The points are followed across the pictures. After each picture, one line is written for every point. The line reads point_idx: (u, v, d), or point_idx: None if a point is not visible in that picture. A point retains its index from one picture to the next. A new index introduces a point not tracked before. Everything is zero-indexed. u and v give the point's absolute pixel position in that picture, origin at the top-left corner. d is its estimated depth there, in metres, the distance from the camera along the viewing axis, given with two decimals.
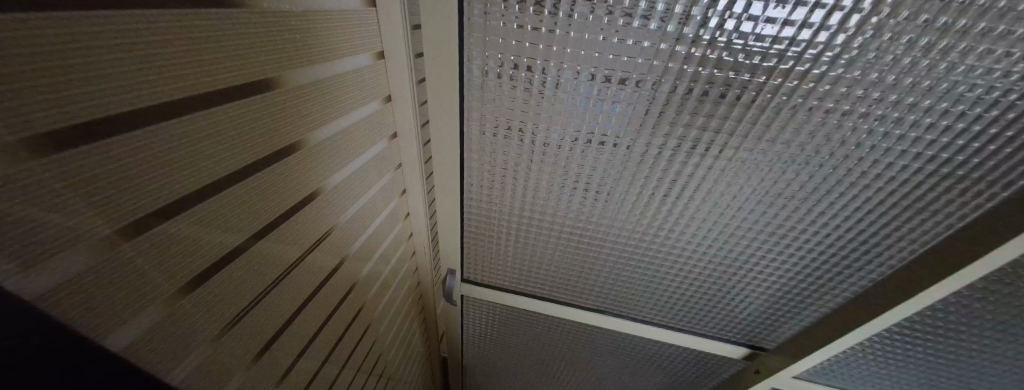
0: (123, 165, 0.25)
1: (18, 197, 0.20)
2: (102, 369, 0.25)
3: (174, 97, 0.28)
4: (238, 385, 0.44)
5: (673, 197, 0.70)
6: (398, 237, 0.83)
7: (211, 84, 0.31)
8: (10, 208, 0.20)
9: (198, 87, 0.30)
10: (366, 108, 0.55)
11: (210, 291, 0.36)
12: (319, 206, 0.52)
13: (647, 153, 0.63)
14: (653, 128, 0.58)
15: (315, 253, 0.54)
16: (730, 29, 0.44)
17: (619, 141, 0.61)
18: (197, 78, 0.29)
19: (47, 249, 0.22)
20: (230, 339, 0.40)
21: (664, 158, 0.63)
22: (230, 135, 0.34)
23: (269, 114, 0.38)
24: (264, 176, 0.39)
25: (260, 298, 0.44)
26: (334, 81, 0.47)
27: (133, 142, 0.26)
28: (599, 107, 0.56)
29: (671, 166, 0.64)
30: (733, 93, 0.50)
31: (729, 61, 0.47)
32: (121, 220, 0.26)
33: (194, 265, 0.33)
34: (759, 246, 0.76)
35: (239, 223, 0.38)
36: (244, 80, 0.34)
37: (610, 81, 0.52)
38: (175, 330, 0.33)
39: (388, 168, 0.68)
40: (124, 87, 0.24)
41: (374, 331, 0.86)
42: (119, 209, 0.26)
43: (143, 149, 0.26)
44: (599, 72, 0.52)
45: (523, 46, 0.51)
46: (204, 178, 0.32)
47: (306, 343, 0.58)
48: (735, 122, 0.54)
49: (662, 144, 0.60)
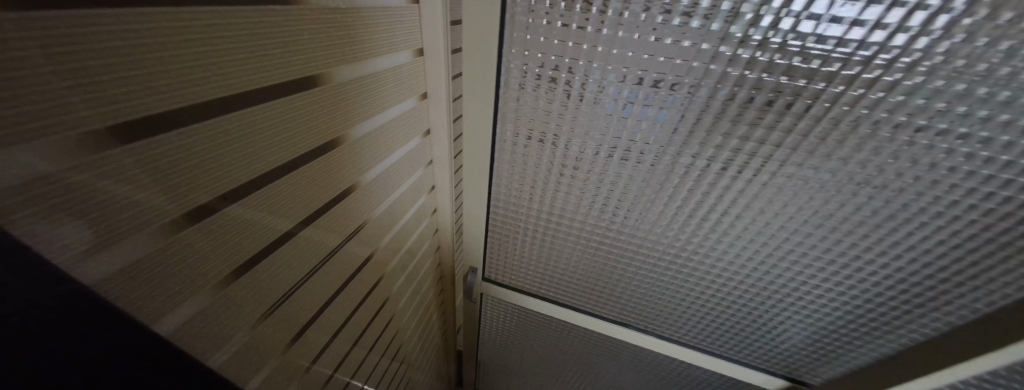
0: (176, 160, 0.26)
1: (75, 187, 0.21)
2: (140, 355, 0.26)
3: (229, 95, 0.28)
4: (272, 370, 0.45)
5: (717, 213, 0.65)
6: (424, 232, 0.84)
7: (263, 80, 0.31)
8: (66, 199, 0.21)
9: (250, 83, 0.30)
10: (402, 105, 0.55)
11: (252, 281, 0.37)
12: (355, 201, 0.52)
13: (693, 165, 0.58)
14: (702, 139, 0.53)
15: (349, 246, 0.55)
16: (805, 32, 0.39)
17: (663, 150, 0.57)
18: (247, 74, 0.29)
19: (100, 237, 0.23)
20: (268, 326, 0.42)
21: (711, 172, 0.58)
22: (280, 130, 0.34)
23: (314, 110, 0.38)
24: (306, 171, 0.40)
25: (297, 288, 0.45)
26: (375, 78, 0.47)
27: (188, 137, 0.26)
28: (644, 113, 0.52)
29: (719, 180, 0.59)
30: (801, 103, 0.45)
31: (802, 68, 0.42)
32: (176, 211, 0.27)
33: (239, 254, 0.34)
34: (813, 274, 0.69)
35: (282, 216, 0.38)
36: (294, 76, 0.34)
37: (659, 86, 0.49)
38: (220, 317, 0.34)
39: (420, 165, 0.68)
40: (187, 83, 0.25)
41: (396, 323, 0.88)
42: (174, 201, 0.27)
43: (198, 143, 0.27)
44: (648, 76, 0.48)
45: (565, 46, 0.49)
46: (253, 172, 0.33)
47: (334, 332, 0.59)
48: (800, 137, 0.49)
49: (710, 156, 0.55)
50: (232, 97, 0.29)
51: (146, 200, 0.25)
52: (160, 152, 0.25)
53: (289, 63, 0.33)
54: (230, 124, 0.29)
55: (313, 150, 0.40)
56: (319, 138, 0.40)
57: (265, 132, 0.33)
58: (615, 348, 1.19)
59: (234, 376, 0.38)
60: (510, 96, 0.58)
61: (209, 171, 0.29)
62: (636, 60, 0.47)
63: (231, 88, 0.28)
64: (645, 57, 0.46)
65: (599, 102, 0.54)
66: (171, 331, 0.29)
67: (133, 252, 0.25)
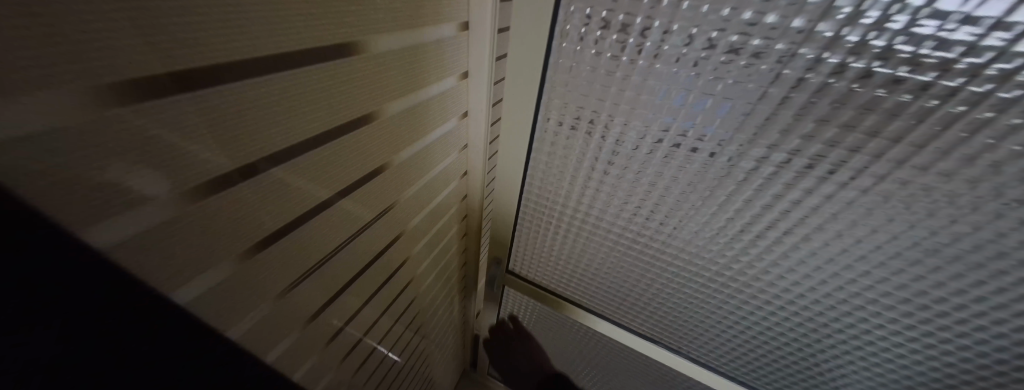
0: (192, 127, 0.24)
1: (93, 148, 0.20)
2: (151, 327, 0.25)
3: (255, 57, 0.26)
4: (291, 345, 0.45)
5: (792, 236, 0.54)
6: (452, 218, 0.81)
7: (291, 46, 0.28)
8: (86, 160, 0.20)
9: (278, 47, 0.27)
10: (441, 83, 0.51)
11: (276, 255, 0.36)
12: (385, 181, 0.50)
13: (773, 178, 0.48)
14: (791, 147, 0.43)
15: (377, 227, 0.54)
16: (983, 15, 0.28)
17: (736, 157, 0.47)
18: (275, 37, 0.27)
19: (110, 205, 0.22)
20: (289, 302, 0.41)
21: (796, 188, 0.47)
22: (310, 101, 0.32)
23: (349, 82, 0.35)
24: (338, 146, 0.38)
25: (320, 266, 0.44)
26: (415, 51, 0.43)
27: (206, 102, 0.24)
28: (722, 108, 0.44)
29: (803, 200, 0.48)
30: (947, 111, 0.34)
31: (965, 64, 0.31)
32: (193, 181, 0.26)
33: (262, 227, 0.33)
34: (902, 322, 0.57)
35: (308, 192, 0.37)
36: (328, 42, 0.31)
37: (746, 78, 0.40)
38: (240, 290, 0.33)
39: (454, 148, 0.65)
40: (205, 44, 0.23)
41: (417, 304, 0.88)
42: (188, 171, 0.25)
43: (216, 109, 0.25)
44: (733, 64, 0.39)
45: (631, 24, 0.41)
46: (280, 143, 0.31)
47: (355, 310, 0.59)
48: (934, 155, 0.37)
49: (799, 170, 0.45)
50: (257, 59, 0.26)
51: (163, 167, 0.24)
52: (177, 115, 0.23)
53: (322, 26, 0.30)
54: (257, 91, 0.27)
55: (346, 125, 0.37)
56: (354, 112, 0.38)
57: (293, 102, 0.30)
58: (638, 360, 1.12)
59: (252, 349, 0.38)
60: (557, 80, 0.51)
61: (229, 138, 0.27)
62: (721, 43, 0.39)
63: (258, 49, 0.26)
64: (734, 39, 0.38)
65: (663, 93, 0.46)
66: (189, 301, 0.29)
67: (153, 219, 0.24)
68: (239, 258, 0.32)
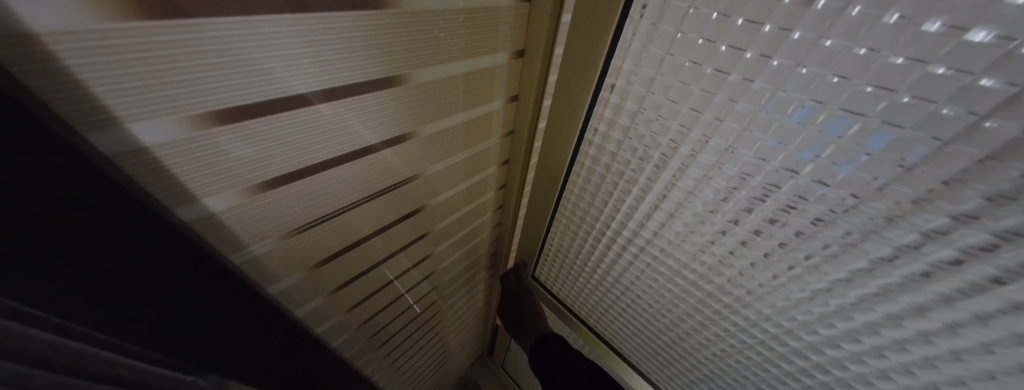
0: (200, 53, 0.24)
1: (99, 58, 0.21)
2: (145, 234, 0.28)
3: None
4: (294, 283, 0.48)
5: (958, 352, 0.37)
6: (483, 204, 0.78)
7: None
8: (91, 68, 0.21)
9: None
10: (489, 58, 0.46)
11: (278, 200, 0.37)
12: (411, 150, 0.48)
13: (955, 271, 0.32)
14: (1003, 227, 0.27)
15: (399, 195, 0.53)
16: None
17: (885, 221, 0.33)
18: None
19: (108, 118, 0.23)
20: (294, 244, 0.43)
21: (989, 290, 0.31)
22: (326, 51, 0.31)
23: (374, 37, 0.33)
24: (355, 104, 0.37)
25: (327, 219, 0.45)
26: (461, 15, 0.38)
27: (215, 30, 0.24)
28: (877, 138, 0.30)
29: (995, 314, 0.32)
30: None
31: None
32: (199, 108, 0.27)
33: (269, 170, 0.34)
34: None
35: (322, 144, 0.37)
36: None
37: (941, 96, 0.26)
38: (244, 221, 0.36)
39: (496, 131, 0.60)
40: None
41: (436, 280, 0.88)
42: (192, 96, 0.26)
43: (227, 40, 0.25)
44: (922, 70, 0.26)
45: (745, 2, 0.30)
46: (288, 89, 0.30)
47: (367, 267, 0.61)
48: None
49: (1007, 267, 0.29)
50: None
51: (167, 87, 0.24)
52: (186, 39, 0.23)
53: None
54: (269, 28, 0.26)
55: (373, 82, 0.36)
56: (383, 70, 0.36)
57: (311, 48, 0.30)
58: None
59: (252, 276, 0.41)
60: (625, 66, 0.42)
61: (235, 73, 0.27)
62: (902, 29, 0.25)
63: None
64: (933, 28, 0.24)
65: (777, 102, 0.33)
66: (188, 220, 0.31)
67: (156, 137, 0.26)
68: (244, 192, 0.34)
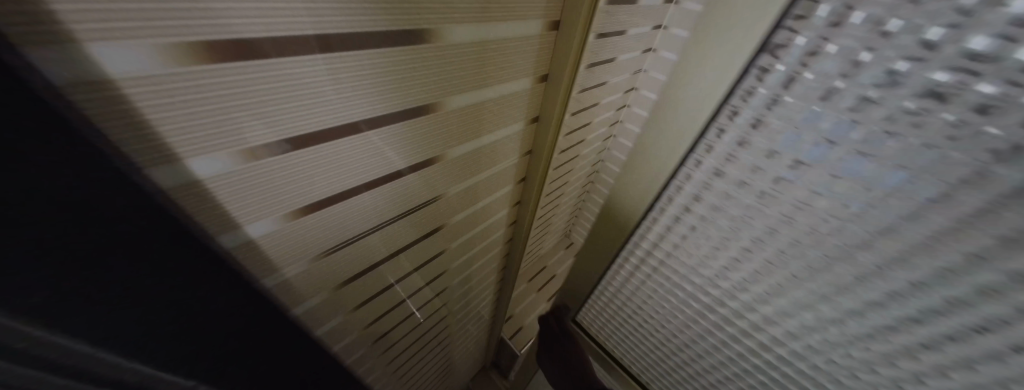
0: (260, 90, 0.26)
1: (170, 98, 0.22)
2: (202, 267, 0.27)
3: (335, 31, 0.27)
4: (317, 305, 0.48)
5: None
6: (497, 222, 0.79)
7: (370, 25, 0.29)
8: (160, 108, 0.22)
9: (354, 26, 0.28)
10: (515, 84, 0.48)
11: (314, 225, 0.38)
12: (436, 172, 0.49)
13: None
14: None
15: (422, 214, 0.54)
16: None
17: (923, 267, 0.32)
18: (365, 17, 0.28)
19: (169, 154, 0.24)
20: (323, 266, 0.44)
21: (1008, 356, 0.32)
22: (370, 83, 0.32)
23: (413, 69, 0.34)
24: (391, 131, 0.38)
25: (352, 241, 0.45)
26: (491, 46, 0.41)
27: (274, 69, 0.25)
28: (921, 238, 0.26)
29: None
30: None
31: None
32: (253, 141, 0.28)
33: (309, 195, 0.35)
34: None
35: (358, 170, 0.38)
36: (400, 26, 0.31)
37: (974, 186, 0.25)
38: (284, 243, 0.36)
39: (514, 152, 0.62)
40: (293, 21, 0.24)
41: (447, 295, 0.89)
42: (248, 131, 0.27)
43: (285, 78, 0.26)
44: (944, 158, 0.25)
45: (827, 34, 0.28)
46: (333, 120, 0.32)
47: (385, 285, 0.62)
48: None
49: None
50: (327, 35, 0.27)
51: (226, 123, 0.25)
52: (249, 78, 0.25)
53: (396, 8, 0.29)
54: (316, 65, 0.28)
55: (410, 109, 0.38)
56: (417, 98, 0.37)
57: (351, 82, 0.31)
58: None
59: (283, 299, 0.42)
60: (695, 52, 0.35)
61: (287, 108, 0.28)
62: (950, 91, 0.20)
63: (352, 24, 0.28)
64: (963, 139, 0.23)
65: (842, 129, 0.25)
66: (230, 247, 0.32)
67: (211, 169, 0.27)
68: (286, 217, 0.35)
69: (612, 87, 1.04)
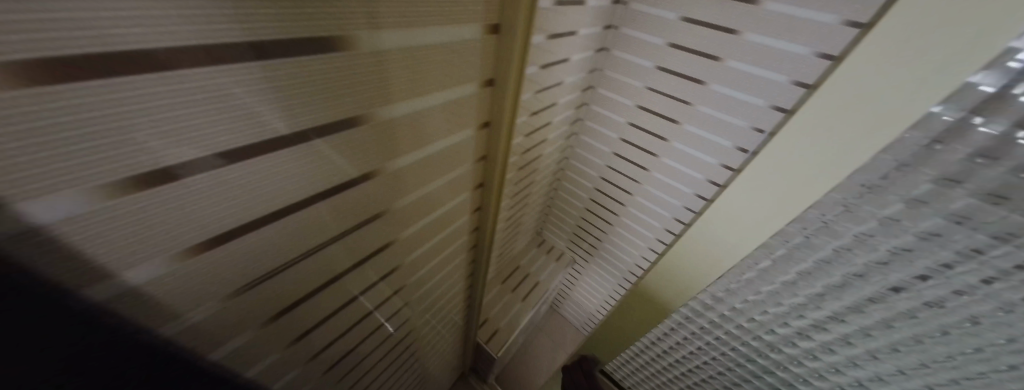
0: (139, 109, 0.22)
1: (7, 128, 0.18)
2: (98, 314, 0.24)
3: (231, 39, 0.24)
4: (246, 342, 0.44)
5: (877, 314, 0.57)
6: (457, 229, 0.77)
7: (279, 30, 0.26)
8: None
9: (254, 32, 0.25)
10: (458, 90, 0.47)
11: (222, 261, 0.34)
12: (379, 186, 0.46)
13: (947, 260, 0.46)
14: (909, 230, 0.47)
15: (368, 230, 0.51)
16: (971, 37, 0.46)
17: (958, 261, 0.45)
18: (269, 22, 0.25)
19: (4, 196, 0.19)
20: (249, 298, 0.40)
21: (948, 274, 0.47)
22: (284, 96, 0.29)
23: (335, 78, 0.32)
24: (317, 147, 0.35)
25: (284, 269, 0.41)
26: (426, 52, 0.38)
27: (160, 83, 0.22)
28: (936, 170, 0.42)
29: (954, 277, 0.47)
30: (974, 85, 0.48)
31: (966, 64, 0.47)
32: (135, 169, 0.24)
33: (218, 224, 0.31)
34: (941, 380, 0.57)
35: (280, 192, 0.34)
36: (313, 33, 0.28)
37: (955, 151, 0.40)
38: (191, 282, 0.32)
39: (468, 159, 0.61)
40: (178, 30, 0.21)
41: (409, 309, 0.85)
42: (127, 157, 0.23)
43: (173, 93, 0.23)
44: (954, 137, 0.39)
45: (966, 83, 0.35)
46: (241, 140, 0.28)
47: (335, 308, 0.58)
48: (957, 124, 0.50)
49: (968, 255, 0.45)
50: (218, 47, 0.23)
51: (94, 150, 0.21)
52: (125, 96, 0.21)
53: (303, 13, 0.26)
54: (206, 81, 0.24)
55: (337, 122, 0.35)
56: (341, 110, 0.34)
57: (251, 97, 0.27)
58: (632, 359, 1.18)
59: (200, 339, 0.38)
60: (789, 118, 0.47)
61: (178, 128, 0.24)
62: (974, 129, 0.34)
63: (254, 31, 0.25)
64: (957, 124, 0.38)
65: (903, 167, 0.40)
66: (111, 296, 0.27)
67: (68, 210, 0.22)
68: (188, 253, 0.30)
69: (569, 86, 1.04)
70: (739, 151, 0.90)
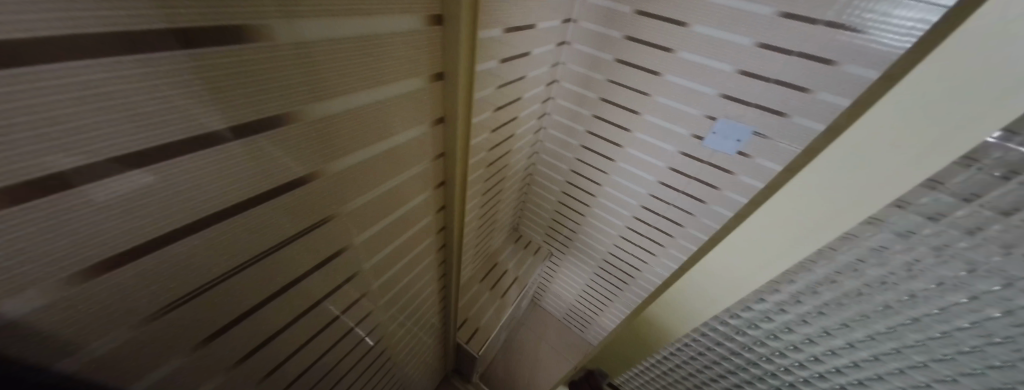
0: (11, 107, 0.20)
1: None
2: None
3: (129, 30, 0.22)
4: (177, 366, 0.41)
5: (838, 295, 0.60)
6: (422, 229, 0.75)
7: (185, 18, 0.25)
8: None
9: (156, 21, 0.23)
10: (401, 84, 0.46)
11: (139, 274, 0.31)
12: (323, 188, 0.44)
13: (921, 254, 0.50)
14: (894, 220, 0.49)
15: (317, 236, 0.48)
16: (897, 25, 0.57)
17: (935, 250, 0.49)
18: (172, 9, 0.24)
19: None
20: (177, 317, 0.37)
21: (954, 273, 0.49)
22: (196, 89, 0.27)
23: (256, 71, 0.30)
24: (242, 147, 0.33)
25: (219, 282, 0.39)
26: (359, 44, 0.38)
27: (41, 78, 0.20)
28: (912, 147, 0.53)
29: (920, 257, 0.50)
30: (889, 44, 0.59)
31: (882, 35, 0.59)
32: (12, 177, 0.21)
33: (128, 236, 0.29)
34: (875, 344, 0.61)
35: (205, 197, 0.32)
36: (226, 22, 0.27)
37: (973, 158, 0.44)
38: (102, 302, 0.30)
39: (424, 156, 0.60)
40: (61, 19, 0.20)
41: (377, 317, 0.81)
42: (4, 163, 0.21)
43: (61, 88, 0.21)
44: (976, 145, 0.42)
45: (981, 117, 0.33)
46: (149, 140, 0.26)
47: (288, 320, 0.54)
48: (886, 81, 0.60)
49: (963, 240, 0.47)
50: (107, 35, 0.22)
51: None
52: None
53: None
54: (95, 72, 0.22)
55: (263, 119, 0.33)
56: (266, 105, 0.33)
57: (154, 91, 0.25)
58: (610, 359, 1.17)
59: (117, 363, 0.35)
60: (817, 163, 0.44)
61: (68, 126, 0.22)
62: None
63: (153, 20, 0.23)
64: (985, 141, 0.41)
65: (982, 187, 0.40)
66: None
67: None
68: (90, 271, 0.28)
69: (533, 81, 1.03)
70: (695, 138, 0.93)
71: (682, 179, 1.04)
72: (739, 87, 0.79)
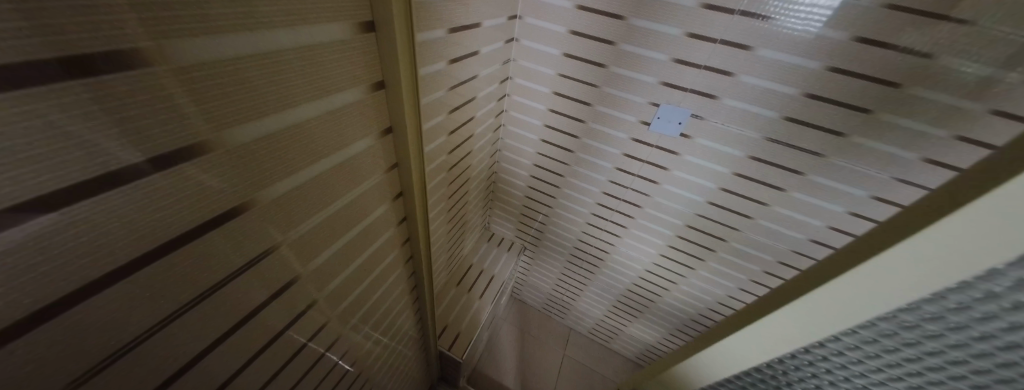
0: None
1: None
2: None
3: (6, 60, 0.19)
4: None
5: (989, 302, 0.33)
6: (385, 243, 0.72)
7: (76, 43, 0.22)
8: None
9: (41, 47, 0.21)
10: (341, 95, 0.44)
11: (60, 333, 0.27)
12: (265, 214, 0.41)
13: None
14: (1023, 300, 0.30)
15: (265, 266, 0.45)
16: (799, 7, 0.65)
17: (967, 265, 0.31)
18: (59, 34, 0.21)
19: None
20: (109, 376, 0.33)
21: None
22: (99, 122, 0.24)
23: (164, 95, 0.27)
24: (164, 181, 0.30)
25: (156, 330, 0.35)
26: (289, 56, 0.36)
27: None
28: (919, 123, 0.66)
29: None
30: (800, 25, 0.67)
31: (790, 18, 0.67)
32: None
33: (34, 295, 0.25)
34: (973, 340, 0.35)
35: (127, 240, 0.29)
36: (125, 44, 0.24)
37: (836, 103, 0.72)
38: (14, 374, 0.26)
39: (375, 169, 0.57)
40: None
41: (347, 340, 0.77)
42: None
43: None
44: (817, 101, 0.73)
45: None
46: (50, 183, 0.23)
47: (245, 361, 0.50)
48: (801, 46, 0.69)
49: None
50: None
51: None
52: None
53: (99, 24, 0.23)
54: None
55: (186, 147, 0.30)
56: (181, 131, 0.29)
57: (45, 127, 0.22)
58: None
59: None
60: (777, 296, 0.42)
61: None
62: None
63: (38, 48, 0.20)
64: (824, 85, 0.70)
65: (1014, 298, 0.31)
66: None
67: None
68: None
69: (485, 79, 1.02)
70: (643, 124, 0.99)
71: (636, 163, 1.11)
72: (675, 75, 0.84)
